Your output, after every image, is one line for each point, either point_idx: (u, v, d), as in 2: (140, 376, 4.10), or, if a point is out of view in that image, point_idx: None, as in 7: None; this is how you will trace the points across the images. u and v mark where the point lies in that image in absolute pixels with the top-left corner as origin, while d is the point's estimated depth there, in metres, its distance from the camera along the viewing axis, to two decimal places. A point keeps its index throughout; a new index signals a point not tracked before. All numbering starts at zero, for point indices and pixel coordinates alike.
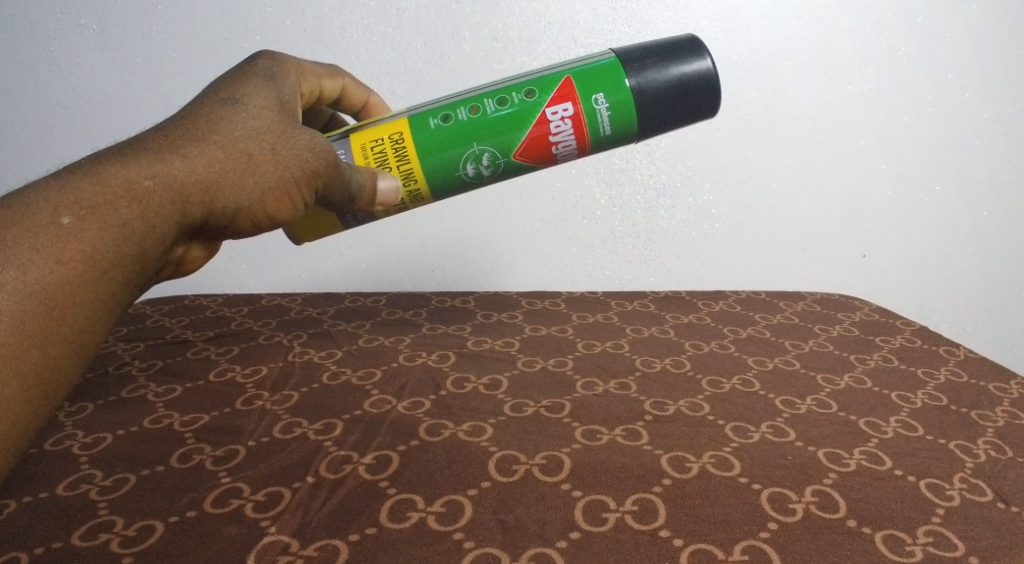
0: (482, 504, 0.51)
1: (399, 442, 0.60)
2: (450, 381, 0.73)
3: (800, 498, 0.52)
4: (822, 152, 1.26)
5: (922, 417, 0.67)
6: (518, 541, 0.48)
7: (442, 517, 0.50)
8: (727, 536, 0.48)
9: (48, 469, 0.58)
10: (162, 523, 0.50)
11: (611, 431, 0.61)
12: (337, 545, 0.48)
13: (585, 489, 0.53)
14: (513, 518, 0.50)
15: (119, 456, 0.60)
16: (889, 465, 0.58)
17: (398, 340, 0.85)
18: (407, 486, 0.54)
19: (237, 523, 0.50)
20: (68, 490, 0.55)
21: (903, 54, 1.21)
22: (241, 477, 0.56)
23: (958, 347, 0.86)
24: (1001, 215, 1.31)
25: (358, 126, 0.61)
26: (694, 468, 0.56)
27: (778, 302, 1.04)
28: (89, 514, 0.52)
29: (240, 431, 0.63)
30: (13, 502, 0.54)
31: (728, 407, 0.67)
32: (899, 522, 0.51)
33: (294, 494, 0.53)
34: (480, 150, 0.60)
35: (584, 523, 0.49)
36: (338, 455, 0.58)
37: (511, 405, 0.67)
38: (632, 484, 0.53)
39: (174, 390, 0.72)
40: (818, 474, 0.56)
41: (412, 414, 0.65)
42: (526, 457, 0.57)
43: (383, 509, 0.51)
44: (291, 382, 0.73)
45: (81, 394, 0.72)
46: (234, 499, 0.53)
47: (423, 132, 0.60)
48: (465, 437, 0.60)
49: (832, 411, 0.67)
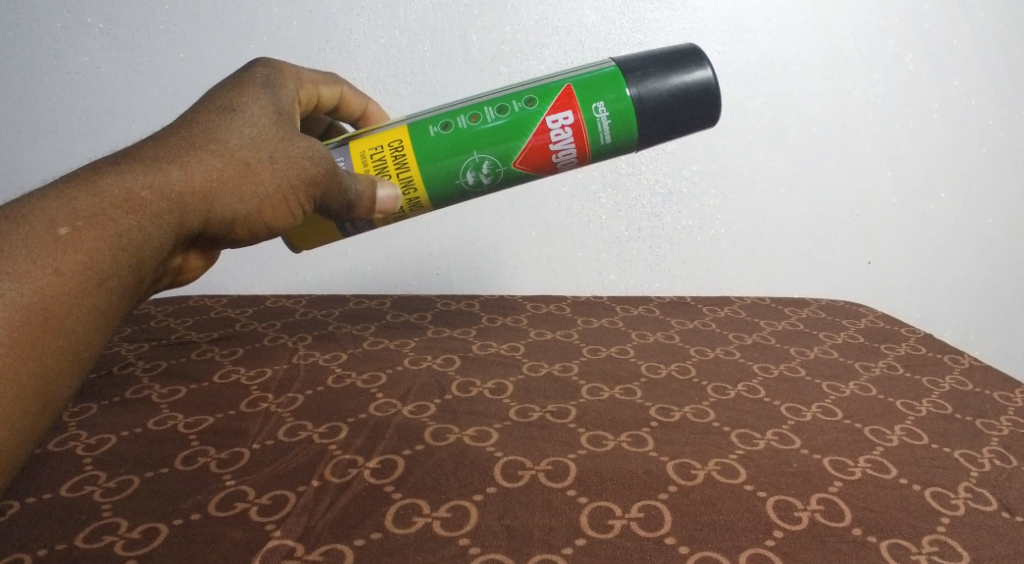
0: (488, 509, 0.51)
1: (405, 447, 0.60)
2: (455, 385, 0.73)
3: (805, 506, 0.52)
4: (825, 157, 1.26)
5: (927, 426, 0.67)
6: (524, 546, 0.48)
7: (446, 523, 0.50)
8: (733, 544, 0.48)
9: (51, 470, 0.58)
10: (165, 526, 0.50)
11: (616, 437, 0.61)
12: (342, 549, 0.48)
13: (591, 495, 0.53)
14: (518, 523, 0.50)
15: (122, 457, 0.60)
16: (894, 473, 0.58)
17: (403, 344, 0.85)
18: (413, 491, 0.54)
19: (241, 526, 0.50)
20: (71, 491, 0.55)
21: (909, 60, 1.21)
22: (246, 480, 0.56)
23: (962, 355, 0.85)
24: (1005, 223, 1.31)
25: (357, 133, 0.61)
26: (700, 475, 0.56)
27: (783, 309, 1.04)
28: (94, 516, 0.52)
29: (244, 433, 0.63)
30: (16, 502, 0.54)
31: (735, 415, 0.67)
32: (904, 531, 0.50)
33: (300, 498, 0.53)
34: (480, 158, 0.60)
35: (590, 529, 0.49)
36: (343, 459, 0.58)
37: (517, 410, 0.67)
38: (637, 491, 0.53)
39: (178, 391, 0.72)
40: (823, 481, 0.56)
41: (417, 418, 0.65)
42: (530, 462, 0.57)
43: (388, 514, 0.51)
44: (296, 385, 0.73)
45: (84, 395, 0.72)
46: (237, 503, 0.53)
47: (423, 139, 0.60)
48: (470, 442, 0.60)
49: (838, 419, 0.67)
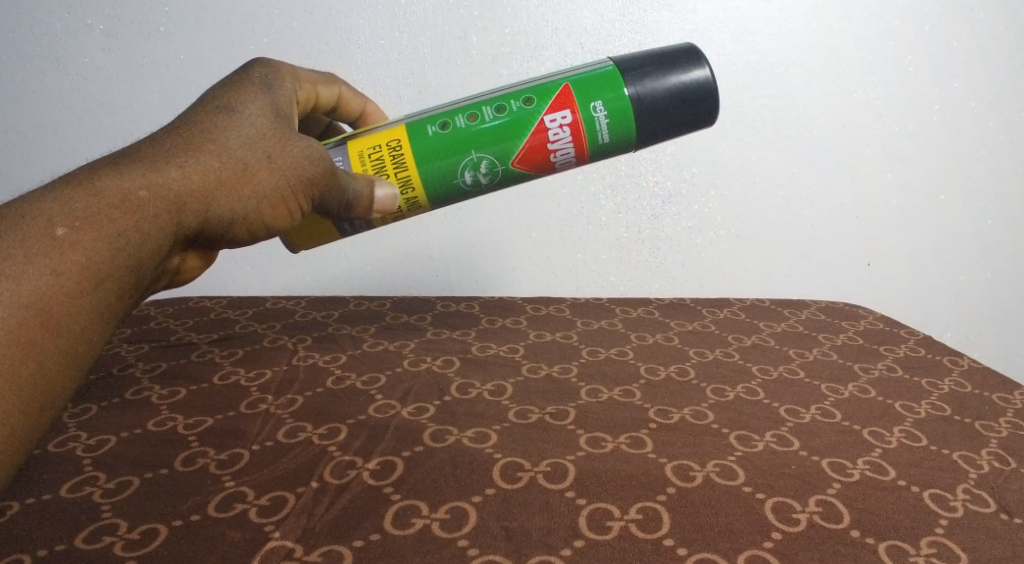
0: (485, 511, 0.51)
1: (403, 448, 0.60)
2: (454, 387, 0.73)
3: (803, 508, 0.52)
4: (823, 161, 1.26)
5: (925, 427, 0.67)
6: (522, 548, 0.48)
7: (445, 524, 0.50)
8: (731, 545, 0.48)
9: (51, 471, 0.58)
10: (165, 527, 0.50)
11: (614, 439, 0.61)
12: (341, 550, 0.48)
13: (589, 497, 0.53)
14: (516, 525, 0.50)
15: (121, 458, 0.60)
16: (892, 475, 0.58)
17: (403, 345, 0.85)
18: (411, 492, 0.54)
19: (240, 527, 0.50)
20: (71, 492, 0.55)
21: (909, 62, 1.21)
22: (244, 481, 0.56)
23: (962, 356, 0.86)
24: (1004, 226, 1.31)
25: (355, 133, 0.61)
26: (698, 476, 0.56)
27: (783, 310, 1.04)
28: (93, 517, 0.52)
29: (244, 435, 0.63)
30: (15, 503, 0.54)
31: (733, 416, 0.67)
32: (902, 532, 0.51)
33: (298, 499, 0.53)
34: (479, 157, 0.60)
35: (588, 531, 0.49)
36: (342, 460, 0.58)
37: (515, 412, 0.67)
38: (634, 493, 0.53)
39: (178, 392, 0.72)
40: (820, 483, 0.56)
41: (415, 420, 0.65)
42: (529, 464, 0.57)
43: (387, 515, 0.51)
44: (296, 386, 0.73)
45: (84, 396, 0.72)
46: (236, 503, 0.53)
47: (421, 139, 0.60)
48: (469, 444, 0.60)
49: (836, 421, 0.67)
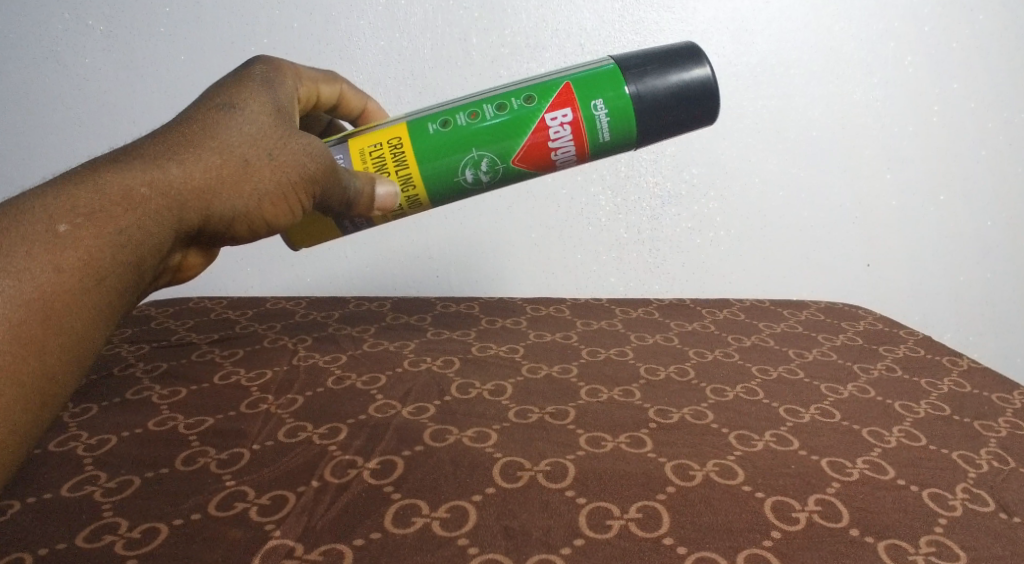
0: (677, 509, 0.53)
1: (567, 453, 0.61)
2: (548, 391, 0.73)
3: (955, 496, 0.58)
4: (822, 162, 1.31)
5: (979, 424, 0.73)
6: (732, 542, 0.50)
7: (642, 524, 0.52)
8: (905, 530, 0.53)
9: (167, 500, 0.54)
10: (349, 547, 0.49)
11: (762, 437, 0.65)
12: (552, 557, 0.48)
13: (767, 491, 0.56)
14: (704, 521, 0.52)
15: (268, 474, 0.57)
16: (984, 466, 0.64)
17: (461, 349, 0.84)
18: (593, 494, 0.55)
19: (425, 543, 0.49)
20: (224, 511, 0.53)
21: (908, 62, 1.26)
22: (412, 492, 0.55)
23: (959, 357, 0.94)
24: (1004, 227, 1.37)
25: (471, 130, 0.60)
26: (856, 472, 0.60)
27: (782, 310, 1.10)
28: (260, 540, 0.50)
29: (378, 444, 0.61)
30: (165, 526, 0.51)
31: (812, 408, 0.71)
32: (1021, 507, 0.57)
33: (478, 508, 0.53)
34: (599, 156, 0.61)
35: (781, 523, 0.53)
36: (511, 463, 0.58)
37: (648, 415, 0.69)
38: (808, 486, 0.57)
39: (262, 407, 0.68)
40: (941, 475, 0.61)
41: (562, 423, 0.66)
42: (698, 464, 0.59)
43: (584, 515, 0.52)
44: (388, 395, 0.71)
45: (150, 418, 0.67)
46: (415, 517, 0.52)
47: (543, 138, 0.60)
48: (628, 447, 0.62)
49: (898, 408, 0.73)
